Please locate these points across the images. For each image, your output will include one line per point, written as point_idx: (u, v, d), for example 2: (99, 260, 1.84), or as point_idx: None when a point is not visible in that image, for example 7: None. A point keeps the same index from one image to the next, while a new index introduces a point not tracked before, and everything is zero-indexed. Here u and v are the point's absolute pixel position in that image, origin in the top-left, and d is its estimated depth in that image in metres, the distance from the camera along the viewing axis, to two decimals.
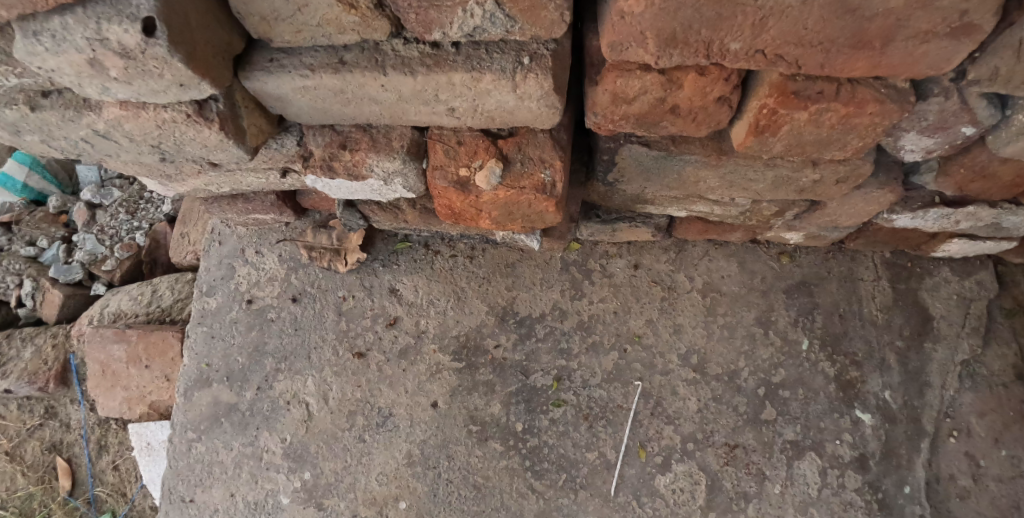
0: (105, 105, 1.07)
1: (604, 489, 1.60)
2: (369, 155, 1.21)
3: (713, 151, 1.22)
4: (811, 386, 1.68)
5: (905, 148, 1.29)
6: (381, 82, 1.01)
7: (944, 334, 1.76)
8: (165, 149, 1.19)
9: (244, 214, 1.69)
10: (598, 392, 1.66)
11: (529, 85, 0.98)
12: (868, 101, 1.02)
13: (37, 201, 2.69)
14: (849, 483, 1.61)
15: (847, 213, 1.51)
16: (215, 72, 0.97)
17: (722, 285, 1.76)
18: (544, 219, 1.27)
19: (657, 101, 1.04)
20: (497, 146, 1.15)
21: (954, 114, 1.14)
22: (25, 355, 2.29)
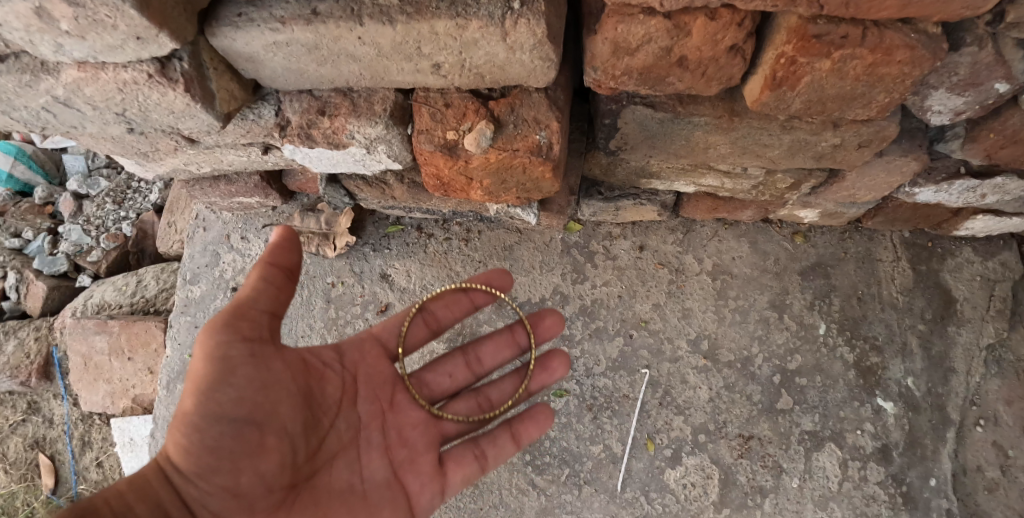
0: (63, 67, 0.97)
1: (610, 485, 1.50)
2: (350, 121, 1.12)
3: (724, 112, 1.12)
4: (829, 372, 1.58)
5: (932, 110, 1.19)
6: (358, 34, 0.92)
7: (969, 317, 1.64)
8: (131, 117, 1.09)
9: (227, 197, 1.60)
10: (601, 381, 1.56)
11: (521, 32, 0.88)
12: (897, 47, 0.92)
13: (22, 192, 2.62)
14: (872, 476, 1.50)
15: (866, 185, 1.41)
16: (175, 24, 0.86)
17: (733, 267, 1.66)
18: (540, 188, 1.18)
19: (662, 51, 0.95)
20: (488, 108, 1.06)
21: (987, 67, 1.05)
22: (8, 348, 2.22)
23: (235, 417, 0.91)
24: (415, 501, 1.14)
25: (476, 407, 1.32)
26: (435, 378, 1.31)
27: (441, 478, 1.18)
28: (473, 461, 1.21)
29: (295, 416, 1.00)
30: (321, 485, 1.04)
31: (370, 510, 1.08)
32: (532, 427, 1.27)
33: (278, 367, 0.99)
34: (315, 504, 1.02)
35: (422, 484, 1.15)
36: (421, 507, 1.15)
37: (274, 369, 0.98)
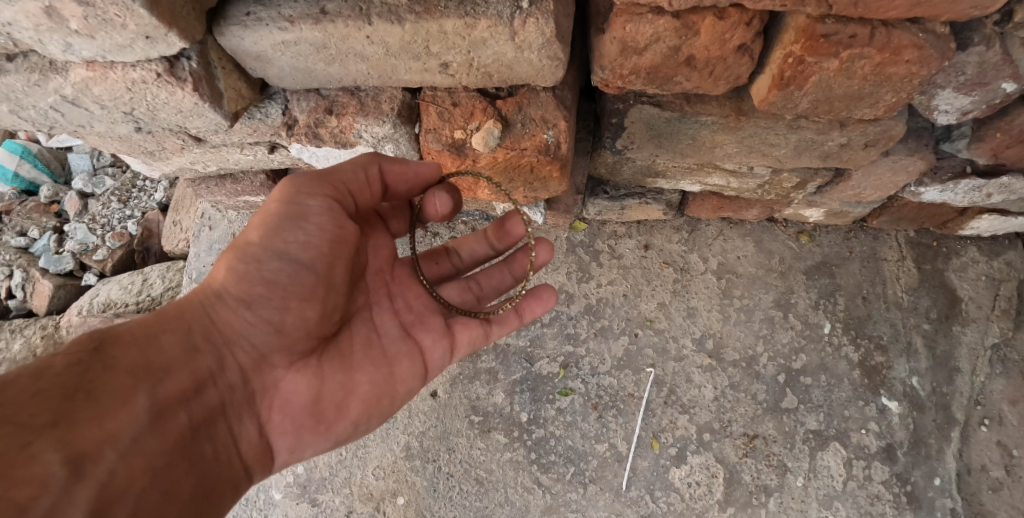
0: (71, 66, 0.97)
1: (615, 483, 1.50)
2: (358, 120, 1.13)
3: (731, 111, 1.12)
4: (834, 371, 1.58)
5: (938, 109, 1.18)
6: (366, 33, 0.92)
7: (974, 317, 1.63)
8: (139, 116, 1.09)
9: (233, 195, 1.60)
10: (607, 380, 1.57)
11: (530, 31, 0.89)
12: (905, 47, 0.92)
13: (28, 191, 2.63)
14: (876, 475, 1.50)
15: (872, 185, 1.41)
16: (184, 23, 0.86)
17: (738, 266, 1.66)
18: (547, 187, 1.20)
19: (670, 51, 0.95)
20: (496, 107, 1.07)
21: (995, 67, 1.04)
22: (14, 346, 2.18)
23: (286, 257, 0.95)
24: (429, 358, 1.15)
25: (468, 291, 1.29)
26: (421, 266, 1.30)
27: (452, 339, 1.16)
28: (478, 324, 1.18)
29: (335, 270, 1.00)
30: (342, 338, 1.07)
31: (391, 362, 1.10)
32: (537, 304, 1.22)
33: (351, 229, 1.01)
34: (339, 354, 1.06)
35: (437, 340, 1.15)
36: (435, 364, 1.15)
37: (347, 228, 1.00)
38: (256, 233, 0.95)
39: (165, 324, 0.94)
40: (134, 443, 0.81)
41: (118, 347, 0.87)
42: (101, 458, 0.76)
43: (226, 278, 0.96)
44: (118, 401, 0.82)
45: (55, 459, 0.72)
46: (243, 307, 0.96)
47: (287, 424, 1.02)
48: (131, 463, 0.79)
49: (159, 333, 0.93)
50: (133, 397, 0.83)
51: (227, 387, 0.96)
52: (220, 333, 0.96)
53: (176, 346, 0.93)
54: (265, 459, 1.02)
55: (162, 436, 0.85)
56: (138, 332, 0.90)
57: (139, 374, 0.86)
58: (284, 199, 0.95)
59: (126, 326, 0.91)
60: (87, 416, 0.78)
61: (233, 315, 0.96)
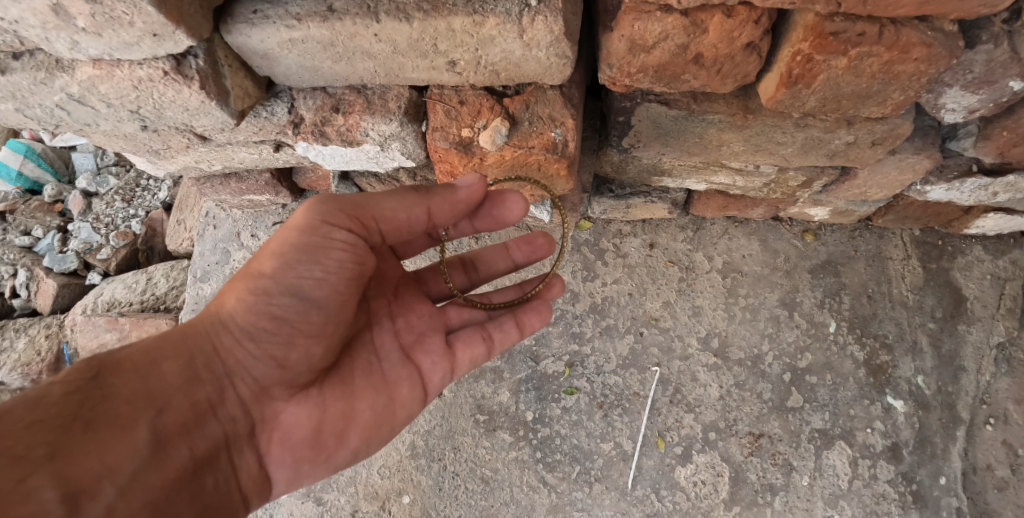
0: (78, 64, 0.97)
1: (621, 482, 1.50)
2: (365, 118, 1.13)
3: (738, 110, 1.12)
4: (839, 370, 1.57)
5: (945, 107, 1.18)
6: (373, 31, 0.91)
7: (979, 316, 1.63)
8: (145, 115, 1.09)
9: (238, 194, 1.60)
10: (612, 379, 1.56)
11: (538, 29, 0.88)
12: (913, 45, 0.91)
13: (32, 190, 2.63)
14: (882, 475, 1.50)
15: (878, 184, 1.41)
16: (191, 21, 0.86)
17: (743, 265, 1.66)
18: (554, 185, 1.20)
19: (678, 49, 0.95)
20: (503, 105, 1.07)
21: (1002, 65, 1.04)
22: (18, 345, 2.18)
23: (297, 293, 0.94)
24: (429, 381, 1.15)
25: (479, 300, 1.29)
26: (432, 278, 1.33)
27: (451, 360, 1.16)
28: (482, 342, 1.19)
29: (346, 306, 1.00)
30: (344, 367, 1.08)
31: (390, 389, 1.10)
32: (536, 318, 1.24)
33: (371, 264, 1.00)
34: (339, 383, 1.07)
35: (436, 364, 1.15)
36: (435, 387, 1.16)
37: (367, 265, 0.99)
38: (273, 262, 0.93)
39: (165, 350, 0.96)
40: (131, 478, 0.83)
41: (118, 377, 0.89)
42: (98, 494, 0.79)
43: (230, 308, 0.97)
44: (116, 432, 0.84)
45: (51, 497, 0.74)
46: (247, 338, 0.97)
47: (287, 453, 1.05)
48: (127, 500, 0.82)
49: (159, 360, 0.95)
50: (132, 429, 0.86)
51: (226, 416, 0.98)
52: (223, 363, 0.98)
53: (176, 375, 0.95)
54: (265, 486, 1.05)
55: (160, 468, 0.88)
56: (138, 361, 0.92)
57: (137, 405, 0.88)
58: (302, 229, 0.92)
59: (127, 354, 0.93)
60: (84, 451, 0.80)
61: (236, 345, 0.98)
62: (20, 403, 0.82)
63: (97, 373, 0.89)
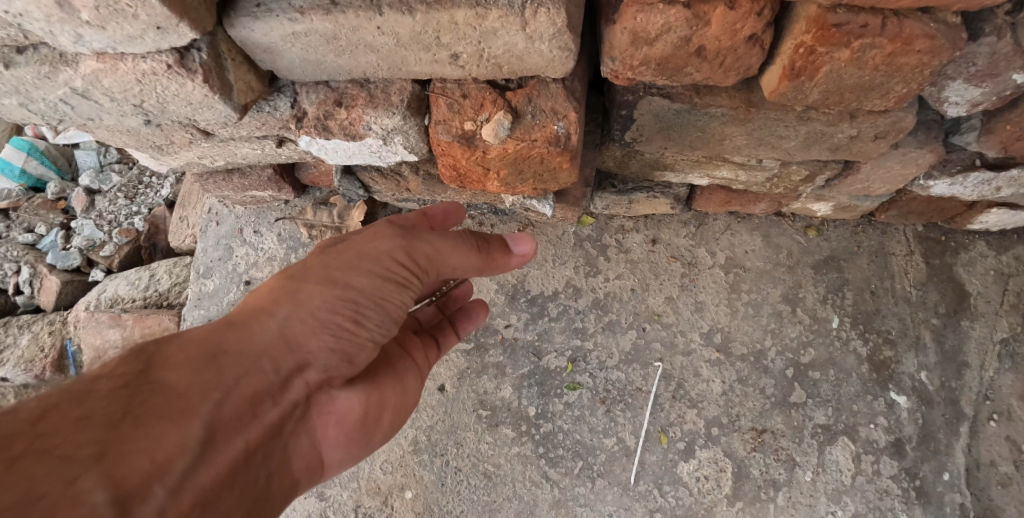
0: (82, 58, 0.97)
1: (623, 478, 1.50)
2: (367, 112, 1.13)
3: (741, 103, 1.12)
4: (842, 366, 1.57)
5: (948, 101, 1.18)
6: (376, 24, 0.92)
7: (982, 311, 1.62)
8: (149, 109, 1.09)
9: (241, 190, 1.61)
10: (614, 375, 1.56)
11: (541, 21, 0.88)
12: (917, 37, 0.91)
13: (36, 188, 2.64)
14: (885, 470, 1.50)
15: (881, 178, 1.41)
16: (195, 13, 0.86)
17: (746, 261, 1.66)
18: (557, 178, 1.20)
19: (680, 41, 0.95)
20: (506, 99, 1.07)
21: (1006, 58, 1.03)
22: (22, 342, 2.19)
23: (383, 311, 0.96)
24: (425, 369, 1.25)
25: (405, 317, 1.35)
26: None
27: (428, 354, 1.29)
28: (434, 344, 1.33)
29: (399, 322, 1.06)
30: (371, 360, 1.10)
31: (404, 377, 1.15)
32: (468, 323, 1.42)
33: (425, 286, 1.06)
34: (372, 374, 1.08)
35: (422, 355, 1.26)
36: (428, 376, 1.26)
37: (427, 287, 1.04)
38: (362, 283, 0.94)
39: (223, 340, 0.84)
40: (185, 478, 0.68)
41: (173, 369, 0.77)
42: (148, 496, 0.64)
43: (304, 305, 0.90)
44: (170, 425, 0.71)
45: (103, 499, 0.59)
46: (322, 334, 0.90)
47: (338, 438, 0.99)
48: (181, 502, 0.67)
49: (220, 351, 0.83)
50: (191, 423, 0.73)
51: (288, 410, 0.87)
52: (291, 356, 0.88)
53: (237, 364, 0.82)
54: (315, 474, 0.98)
55: (220, 465, 0.74)
56: (195, 351, 0.81)
57: (198, 397, 0.75)
58: (386, 266, 0.95)
59: (182, 346, 0.81)
60: (137, 444, 0.67)
61: (308, 339, 0.89)
62: (62, 396, 0.69)
63: (149, 366, 0.77)
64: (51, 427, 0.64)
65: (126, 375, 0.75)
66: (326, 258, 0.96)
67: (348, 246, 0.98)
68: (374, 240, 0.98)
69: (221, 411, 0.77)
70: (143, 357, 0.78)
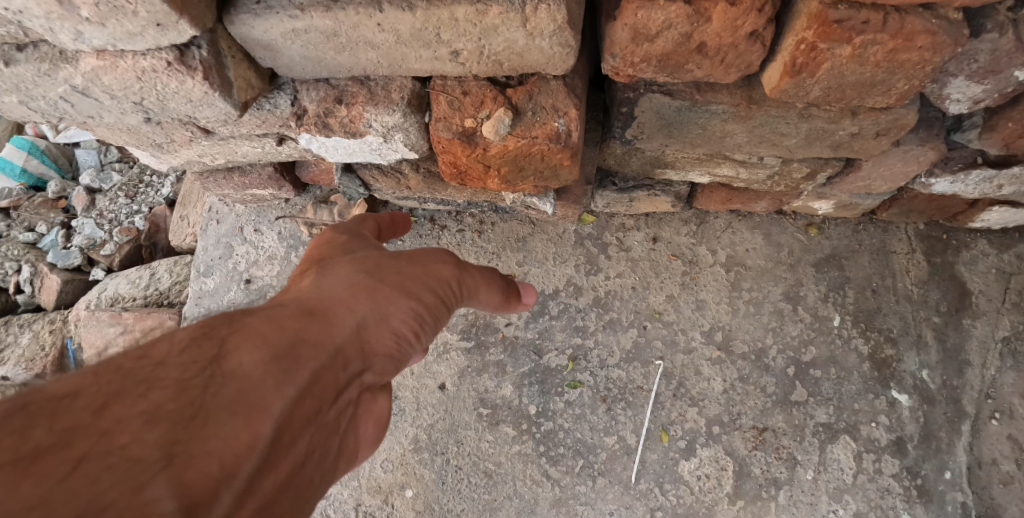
0: (82, 55, 0.97)
1: (624, 476, 1.50)
2: (368, 109, 1.13)
3: (742, 100, 1.12)
4: (843, 364, 1.57)
5: (950, 98, 1.18)
6: (377, 21, 0.91)
7: (984, 310, 1.62)
8: (149, 107, 1.09)
9: (241, 189, 1.61)
10: (615, 373, 1.56)
11: (541, 17, 0.88)
12: (918, 33, 0.91)
13: (36, 187, 2.65)
14: (887, 469, 1.49)
15: (882, 176, 1.40)
16: (195, 10, 0.86)
17: (747, 259, 1.65)
18: (558, 175, 1.20)
19: (681, 38, 0.95)
20: (506, 96, 1.07)
21: (1008, 54, 1.03)
22: (22, 340, 2.19)
23: (433, 328, 0.92)
24: None
25: None
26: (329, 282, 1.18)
27: None
28: None
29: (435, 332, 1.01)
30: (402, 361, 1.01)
31: None
32: None
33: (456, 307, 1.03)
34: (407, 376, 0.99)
35: None
36: None
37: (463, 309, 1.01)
38: (430, 295, 0.90)
39: (298, 329, 0.76)
40: (250, 487, 0.59)
41: (247, 354, 0.68)
42: (214, 508, 0.54)
43: (379, 305, 0.84)
44: (243, 422, 0.61)
45: (173, 510, 0.49)
46: (391, 337, 0.84)
47: (382, 445, 0.89)
48: (244, 515, 0.57)
49: (294, 340, 0.73)
50: (265, 421, 0.63)
51: (350, 414, 0.78)
52: (363, 356, 0.80)
53: (315, 357, 0.73)
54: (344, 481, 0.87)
55: (283, 472, 0.64)
56: (270, 338, 0.72)
57: (272, 390, 0.66)
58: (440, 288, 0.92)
59: (255, 331, 0.72)
60: (208, 443, 0.57)
61: (379, 342, 0.83)
62: (124, 383, 0.59)
63: (221, 350, 0.67)
64: (117, 421, 0.55)
65: (195, 360, 0.65)
66: (397, 263, 0.92)
67: (413, 255, 0.94)
68: (437, 259, 0.95)
69: (296, 407, 0.67)
70: (213, 339, 0.69)
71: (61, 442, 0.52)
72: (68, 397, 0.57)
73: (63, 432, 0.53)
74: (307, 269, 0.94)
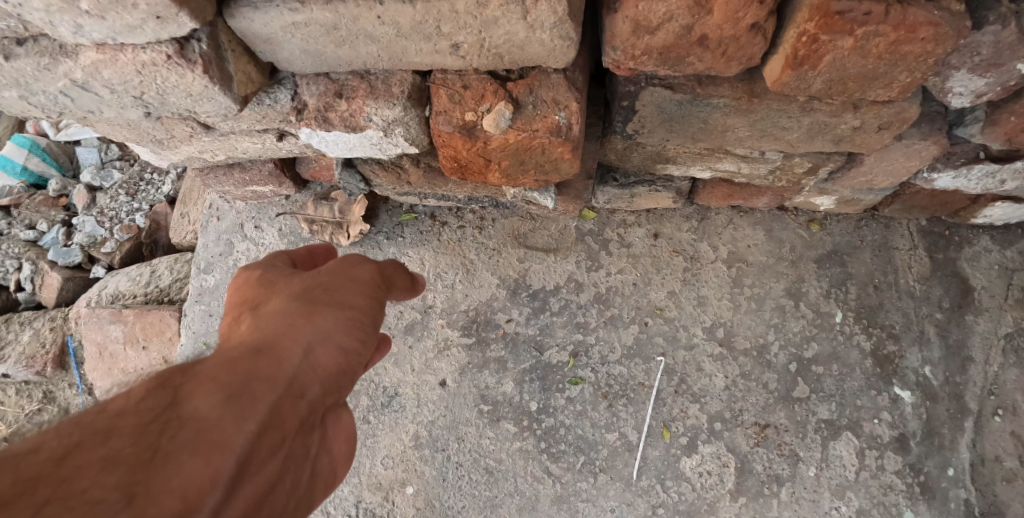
0: (81, 49, 0.97)
1: (625, 473, 1.49)
2: (368, 103, 1.12)
3: (743, 93, 1.11)
4: (845, 361, 1.56)
5: (953, 92, 1.17)
6: (377, 13, 0.91)
7: (987, 306, 1.61)
8: (149, 101, 1.09)
9: (242, 185, 1.60)
10: (617, 369, 1.56)
11: (542, 9, 0.88)
12: (920, 25, 0.90)
13: (37, 185, 2.65)
14: (889, 465, 1.49)
15: (884, 171, 1.40)
16: (194, 2, 0.86)
17: (748, 255, 1.65)
18: (558, 170, 1.20)
19: (683, 30, 0.94)
20: (506, 89, 1.06)
21: (1010, 47, 1.02)
22: (23, 338, 2.19)
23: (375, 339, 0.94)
24: None
25: None
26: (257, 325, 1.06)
27: None
28: None
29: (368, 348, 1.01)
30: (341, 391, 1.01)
31: None
32: None
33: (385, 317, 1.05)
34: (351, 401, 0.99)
35: None
36: None
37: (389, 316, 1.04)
38: (362, 303, 0.92)
39: (247, 366, 0.74)
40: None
41: (204, 397, 0.66)
42: None
43: (319, 325, 0.84)
44: (204, 456, 0.59)
45: None
46: (338, 353, 0.84)
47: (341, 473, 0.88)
48: None
49: (247, 376, 0.72)
50: (230, 457, 0.61)
51: (314, 435, 0.77)
52: (317, 380, 0.80)
53: (269, 390, 0.72)
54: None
55: (252, 500, 0.63)
56: (222, 377, 0.70)
57: (231, 426, 0.64)
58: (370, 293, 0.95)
59: (205, 375, 0.70)
60: (171, 480, 0.54)
61: (330, 361, 0.82)
62: (83, 433, 0.56)
63: (176, 395, 0.65)
64: (77, 468, 0.51)
65: (150, 408, 0.62)
66: (320, 282, 0.92)
67: (330, 270, 0.96)
68: (352, 266, 0.98)
69: (257, 440, 0.66)
70: (166, 388, 0.66)
71: (19, 494, 0.47)
72: (28, 452, 0.53)
73: (22, 483, 0.49)
74: (235, 313, 0.91)
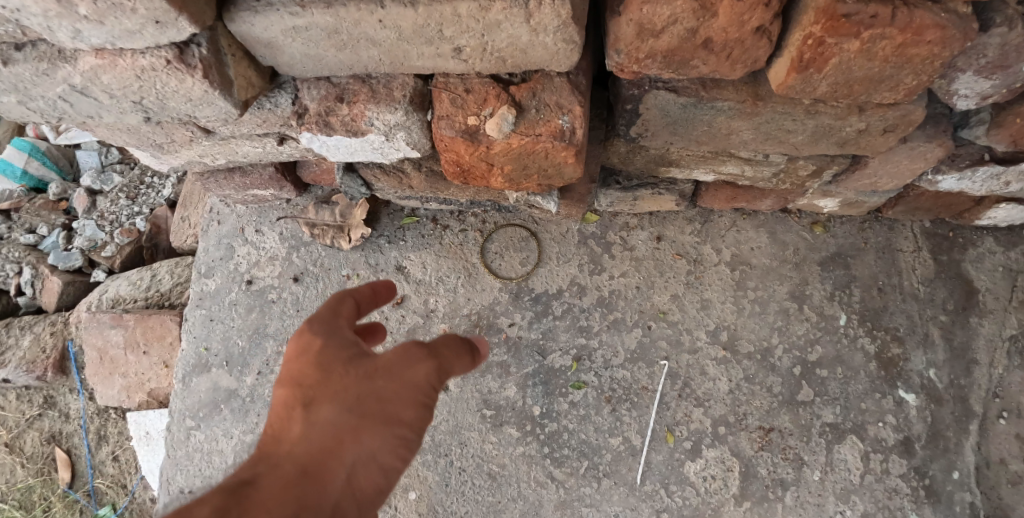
0: (80, 54, 0.96)
1: (629, 477, 1.49)
2: (369, 107, 1.12)
3: (748, 96, 1.10)
4: (850, 364, 1.55)
5: (958, 94, 1.16)
6: (378, 17, 0.90)
7: (991, 308, 1.60)
8: (148, 106, 1.08)
9: (242, 189, 1.59)
10: (620, 373, 1.55)
11: (545, 13, 0.87)
12: (927, 27, 0.89)
13: (37, 189, 2.63)
14: (894, 469, 1.48)
15: (888, 173, 1.39)
16: (194, 7, 0.85)
17: (752, 258, 1.64)
18: (562, 174, 1.19)
19: (687, 33, 0.93)
20: (509, 93, 1.06)
21: (1017, 48, 1.01)
22: (24, 343, 2.19)
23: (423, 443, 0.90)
24: None
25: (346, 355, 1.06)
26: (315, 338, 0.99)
27: None
28: None
29: None
30: None
31: None
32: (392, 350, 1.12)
33: None
34: None
35: None
36: None
37: None
38: (413, 417, 0.86)
39: (291, 498, 0.75)
40: None
41: None
42: None
43: (365, 444, 0.83)
44: None
45: None
46: (380, 471, 0.84)
47: None
48: None
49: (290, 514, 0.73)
50: None
51: None
52: (357, 506, 0.81)
53: None
54: None
55: None
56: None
57: None
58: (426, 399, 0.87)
59: (255, 508, 0.72)
60: None
61: (371, 483, 0.83)
62: None
63: None
64: None
65: None
66: (377, 384, 0.85)
67: (386, 368, 0.86)
68: (411, 362, 0.88)
69: None
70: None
71: None
72: None
73: None
74: (285, 388, 0.86)
